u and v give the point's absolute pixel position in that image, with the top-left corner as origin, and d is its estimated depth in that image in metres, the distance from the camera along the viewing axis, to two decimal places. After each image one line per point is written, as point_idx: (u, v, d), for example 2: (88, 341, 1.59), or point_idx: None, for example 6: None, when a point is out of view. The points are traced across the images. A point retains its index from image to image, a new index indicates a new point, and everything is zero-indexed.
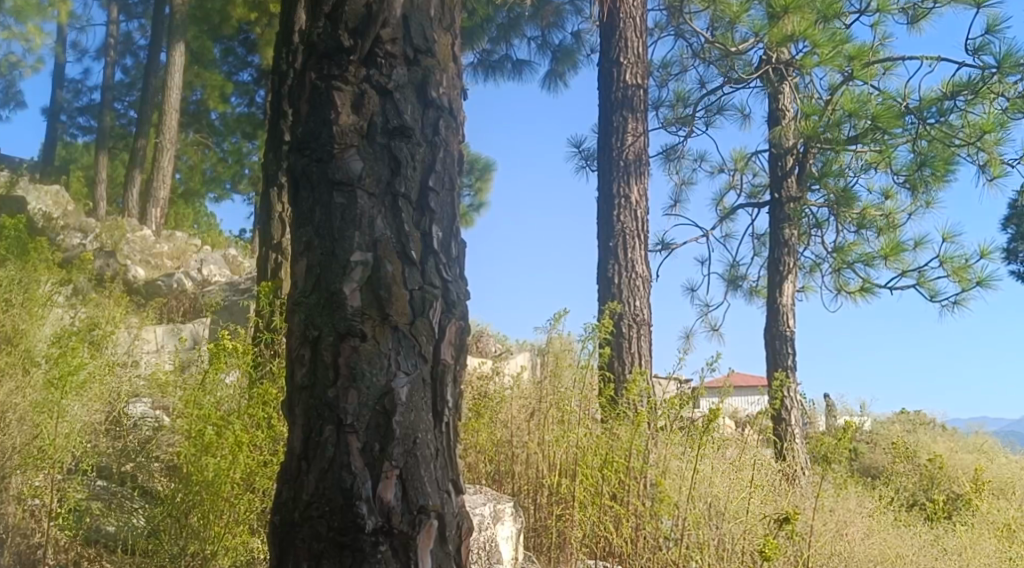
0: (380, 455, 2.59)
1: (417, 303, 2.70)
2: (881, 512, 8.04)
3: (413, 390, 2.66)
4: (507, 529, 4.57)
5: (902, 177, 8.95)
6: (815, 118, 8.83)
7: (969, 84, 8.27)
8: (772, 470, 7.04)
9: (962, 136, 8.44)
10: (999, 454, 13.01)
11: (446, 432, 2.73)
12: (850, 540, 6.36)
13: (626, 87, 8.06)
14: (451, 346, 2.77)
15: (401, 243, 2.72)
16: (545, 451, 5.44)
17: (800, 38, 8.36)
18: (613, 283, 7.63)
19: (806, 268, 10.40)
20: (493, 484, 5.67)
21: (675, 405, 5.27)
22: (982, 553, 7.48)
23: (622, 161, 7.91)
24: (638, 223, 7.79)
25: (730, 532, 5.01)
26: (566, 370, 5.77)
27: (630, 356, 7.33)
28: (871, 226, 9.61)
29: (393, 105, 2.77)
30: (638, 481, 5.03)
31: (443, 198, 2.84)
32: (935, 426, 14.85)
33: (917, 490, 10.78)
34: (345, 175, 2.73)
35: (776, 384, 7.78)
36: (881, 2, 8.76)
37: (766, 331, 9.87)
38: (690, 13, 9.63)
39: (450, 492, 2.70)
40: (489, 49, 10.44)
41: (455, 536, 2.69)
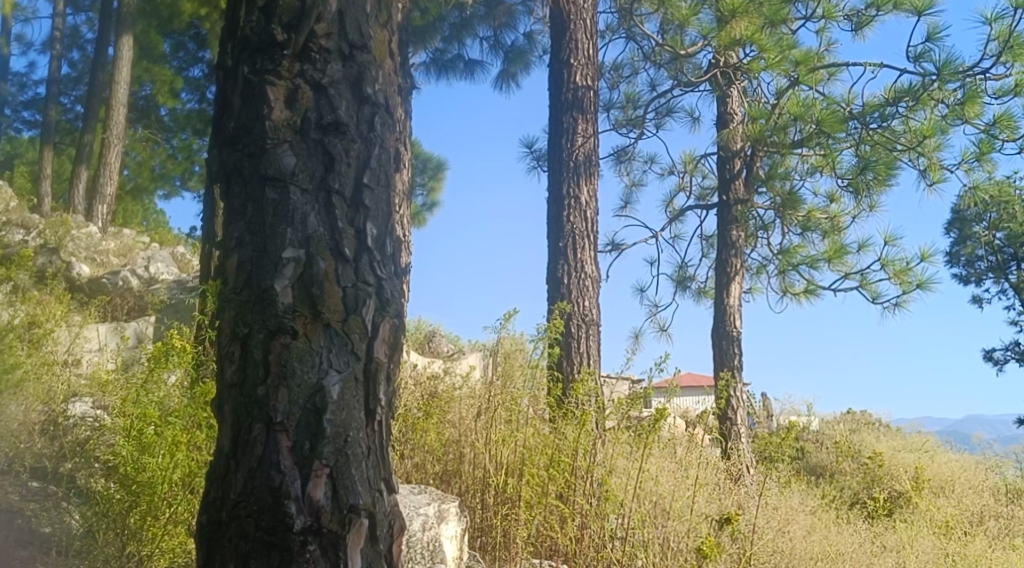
0: (310, 454, 2.56)
1: (350, 301, 2.68)
2: (822, 510, 8.15)
3: (344, 388, 2.64)
4: (451, 528, 4.56)
5: (845, 180, 9.07)
6: (762, 122, 8.96)
7: (910, 90, 8.42)
8: (717, 469, 7.12)
9: (903, 142, 8.60)
10: (938, 454, 13.26)
11: (379, 431, 2.72)
12: (791, 538, 6.45)
13: (576, 87, 8.09)
14: (385, 345, 2.76)
15: (334, 240, 2.70)
16: (490, 451, 5.27)
17: (748, 42, 8.48)
18: (562, 284, 7.65)
19: (753, 269, 10.53)
20: (440, 485, 5.51)
21: (623, 404, 5.53)
22: (920, 550, 7.61)
23: (572, 162, 7.93)
24: (587, 224, 7.81)
25: (674, 530, 5.23)
26: (523, 371, 5.71)
27: (579, 356, 7.35)
28: (815, 229, 9.81)
29: (327, 101, 2.75)
30: (584, 480, 5.08)
31: (378, 194, 2.82)
32: (878, 425, 15.10)
33: (859, 489, 10.96)
34: (278, 171, 2.70)
35: (721, 383, 7.87)
36: (826, 9, 8.89)
37: (714, 331, 9.96)
38: (641, 16, 9.67)
39: (382, 492, 2.69)
40: (442, 48, 10.35)
41: (387, 535, 2.68)
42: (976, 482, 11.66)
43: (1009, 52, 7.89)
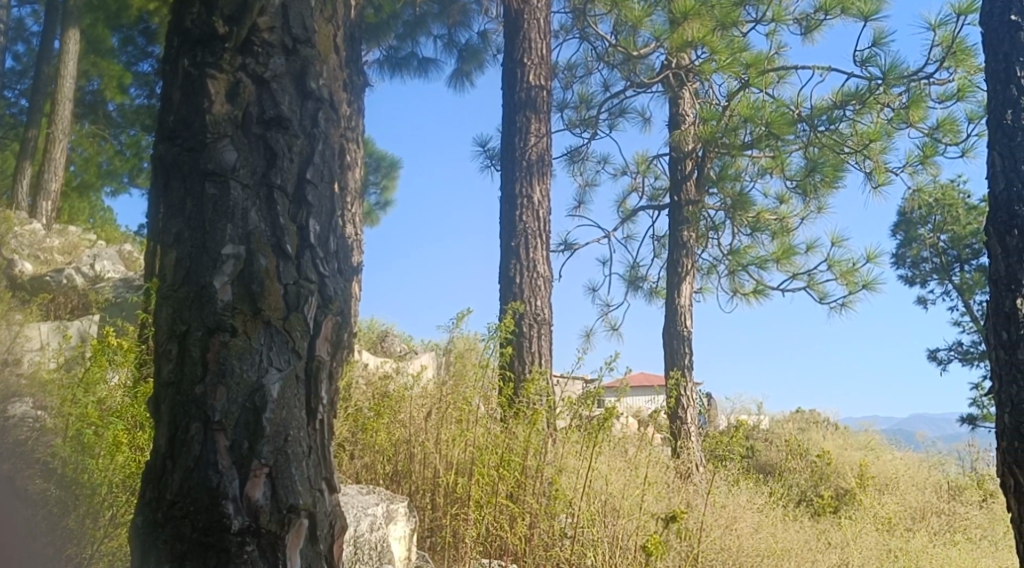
0: (249, 453, 2.53)
1: (291, 298, 2.65)
2: (770, 507, 8.23)
3: (285, 386, 2.61)
4: (399, 528, 4.53)
5: (794, 182, 9.22)
6: (713, 123, 9.03)
7: (856, 94, 8.53)
8: (665, 467, 7.17)
9: (850, 145, 8.73)
10: (883, 452, 13.49)
11: (320, 430, 2.69)
12: (738, 534, 6.50)
13: (530, 87, 8.09)
14: (326, 343, 2.73)
15: (276, 236, 2.67)
16: (441, 451, 5.23)
17: (699, 43, 8.57)
18: (513, 283, 7.65)
19: (703, 269, 10.62)
20: (389, 485, 5.31)
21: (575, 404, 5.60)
22: (864, 546, 7.72)
23: (525, 161, 7.92)
24: (540, 223, 7.82)
25: (624, 529, 5.32)
26: (476, 371, 5.68)
27: (530, 356, 7.36)
28: (765, 230, 9.93)
29: (270, 96, 2.72)
30: (535, 479, 5.19)
31: (321, 191, 2.80)
32: (826, 424, 15.31)
33: (806, 487, 11.11)
34: (218, 166, 2.65)
35: (672, 381, 7.93)
36: (776, 12, 8.98)
37: (665, 331, 10.03)
38: (594, 16, 9.67)
39: (323, 491, 2.66)
40: (396, 46, 10.27)
41: (327, 536, 2.65)
42: (919, 480, 11.88)
43: (952, 57, 8.03)
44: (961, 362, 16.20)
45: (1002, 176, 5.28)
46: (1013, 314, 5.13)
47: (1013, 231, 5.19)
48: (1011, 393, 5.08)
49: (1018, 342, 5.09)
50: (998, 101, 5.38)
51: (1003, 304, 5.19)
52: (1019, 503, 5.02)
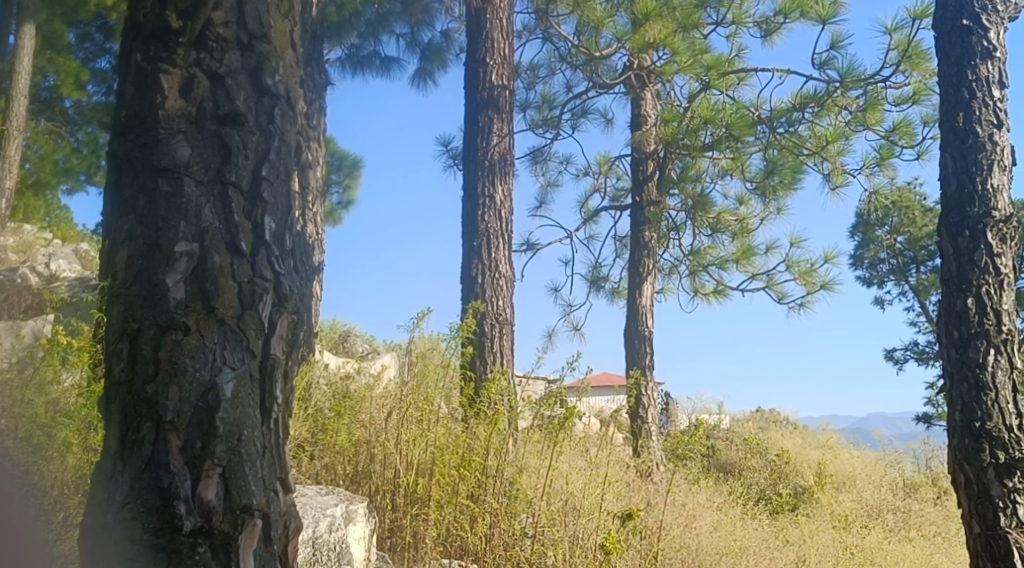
0: (201, 454, 2.50)
1: (245, 296, 2.62)
2: (729, 506, 8.29)
3: (239, 385, 2.58)
4: (358, 530, 4.49)
5: (753, 184, 9.30)
6: (674, 124, 9.08)
7: (815, 97, 8.62)
8: (626, 467, 7.20)
9: (809, 147, 8.82)
10: (841, 451, 13.66)
11: (274, 430, 2.67)
12: (698, 532, 6.53)
13: (492, 87, 8.08)
14: (282, 342, 2.70)
15: (229, 234, 2.64)
16: (400, 451, 5.13)
17: (660, 45, 8.61)
18: (476, 283, 7.63)
19: (664, 269, 10.68)
20: (350, 487, 5.26)
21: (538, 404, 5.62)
22: (821, 543, 7.81)
23: (487, 161, 7.90)
24: (502, 223, 7.81)
25: (584, 528, 5.34)
26: (437, 372, 5.57)
27: (492, 356, 7.34)
28: (725, 231, 10.00)
29: (224, 91, 2.68)
30: (495, 479, 5.19)
31: (277, 188, 2.77)
32: (785, 423, 15.47)
33: (765, 485, 11.20)
34: (171, 162, 2.61)
35: (633, 380, 7.96)
36: (736, 15, 9.04)
37: (626, 331, 10.07)
38: (557, 17, 9.68)
39: (277, 492, 2.64)
40: (357, 44, 10.19)
41: (281, 536, 2.62)
42: (876, 478, 12.03)
43: (908, 61, 8.14)
44: (917, 361, 16.44)
45: (953, 178, 5.37)
46: (964, 313, 5.21)
47: (963, 232, 5.28)
48: (962, 391, 5.17)
49: (969, 340, 5.18)
50: (950, 104, 5.46)
51: (954, 304, 5.27)
52: (969, 500, 5.11)
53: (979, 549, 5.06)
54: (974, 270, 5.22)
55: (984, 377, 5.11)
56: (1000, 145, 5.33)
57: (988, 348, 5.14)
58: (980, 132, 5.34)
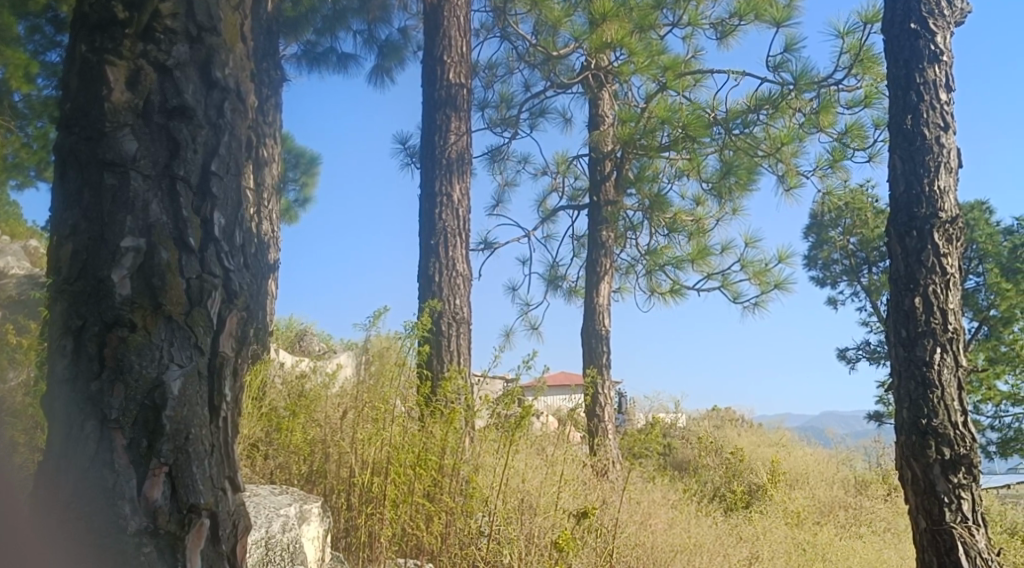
0: (148, 452, 2.46)
1: (194, 292, 2.59)
2: (684, 503, 8.35)
3: (187, 382, 2.54)
4: (312, 529, 4.46)
5: (709, 185, 9.36)
6: (631, 124, 9.11)
7: (770, 99, 8.72)
8: (582, 465, 7.22)
9: (764, 148, 8.91)
10: (794, 449, 13.82)
11: (223, 428, 2.63)
12: (653, 530, 6.57)
13: (449, 85, 8.06)
14: (230, 339, 2.68)
15: (178, 229, 2.60)
16: (355, 450, 5.05)
17: (617, 45, 8.60)
18: (433, 282, 7.60)
19: (621, 269, 10.72)
20: (305, 487, 5.22)
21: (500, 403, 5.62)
22: (774, 540, 7.90)
23: (444, 160, 7.88)
24: (459, 222, 7.79)
25: (540, 526, 5.38)
26: (393, 370, 5.51)
27: (449, 355, 7.32)
28: (681, 230, 10.05)
29: (173, 84, 2.64)
30: (451, 478, 5.21)
31: (226, 183, 2.74)
32: (740, 422, 15.61)
33: (719, 483, 11.29)
34: (117, 157, 2.56)
35: (589, 379, 7.99)
36: (692, 16, 9.12)
37: (583, 330, 10.09)
38: (515, 16, 9.67)
39: (226, 491, 2.61)
40: (314, 41, 10.07)
41: (229, 536, 2.60)
42: (827, 475, 12.19)
43: (860, 64, 8.26)
44: (869, 360, 16.70)
45: (902, 179, 5.45)
46: (911, 312, 5.29)
47: (911, 232, 5.36)
48: (909, 388, 5.24)
49: (916, 339, 5.26)
50: (899, 107, 5.54)
51: (902, 302, 5.34)
52: (916, 495, 5.19)
53: (925, 544, 5.15)
54: (922, 270, 5.30)
55: (930, 375, 5.19)
56: (946, 147, 5.42)
57: (935, 346, 5.22)
58: (928, 134, 5.42)
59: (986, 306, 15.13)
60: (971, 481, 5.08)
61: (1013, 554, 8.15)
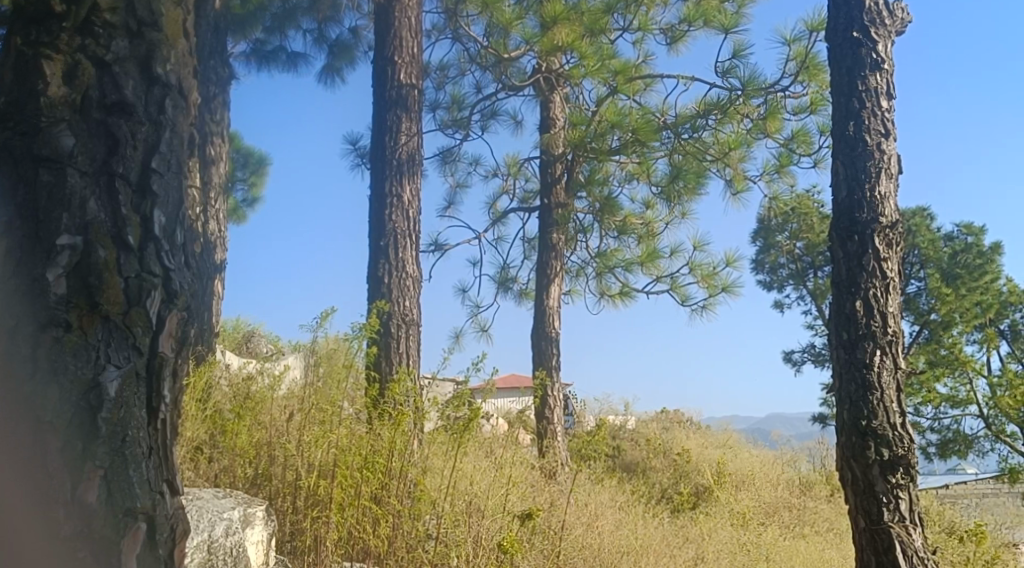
0: (82, 455, 2.40)
1: (133, 292, 2.54)
2: (632, 505, 8.38)
3: (124, 384, 2.49)
4: (256, 534, 4.39)
5: (659, 189, 9.44)
6: (582, 128, 9.15)
7: (718, 104, 8.79)
8: (530, 467, 7.23)
9: (712, 153, 9.01)
10: (741, 451, 13.98)
11: (160, 431, 2.60)
12: (600, 531, 6.58)
13: (400, 86, 8.02)
14: (170, 339, 2.65)
15: (116, 227, 2.55)
16: (302, 452, 4.99)
17: (568, 48, 8.68)
18: (382, 283, 7.55)
19: (572, 272, 10.76)
20: (250, 490, 5.09)
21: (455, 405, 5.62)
22: (720, 540, 7.97)
23: (395, 161, 7.84)
24: (409, 223, 7.75)
25: (487, 528, 5.36)
26: (342, 372, 5.50)
27: (398, 356, 7.28)
28: (631, 233, 10.12)
29: (112, 79, 2.59)
30: (398, 481, 5.15)
31: (168, 181, 2.71)
32: (689, 423, 15.74)
33: (667, 485, 11.37)
34: (54, 152, 2.48)
35: (538, 381, 7.99)
36: (643, 21, 9.17)
37: (533, 332, 10.10)
38: (467, 18, 9.63)
39: (163, 494, 2.57)
40: (263, 39, 9.98)
41: (167, 540, 2.56)
42: (773, 476, 12.34)
43: (805, 71, 8.37)
44: (814, 363, 16.95)
45: (844, 184, 5.54)
46: (853, 315, 5.37)
47: (853, 237, 5.45)
48: (850, 390, 5.32)
49: (857, 341, 5.34)
50: (842, 113, 5.63)
51: (844, 306, 5.43)
52: (855, 495, 5.27)
53: (864, 543, 5.23)
54: (863, 274, 5.39)
55: (870, 377, 5.27)
56: (887, 154, 5.52)
57: (875, 349, 5.30)
58: (870, 140, 5.52)
59: (927, 310, 15.46)
60: (909, 482, 5.17)
61: (950, 552, 8.32)
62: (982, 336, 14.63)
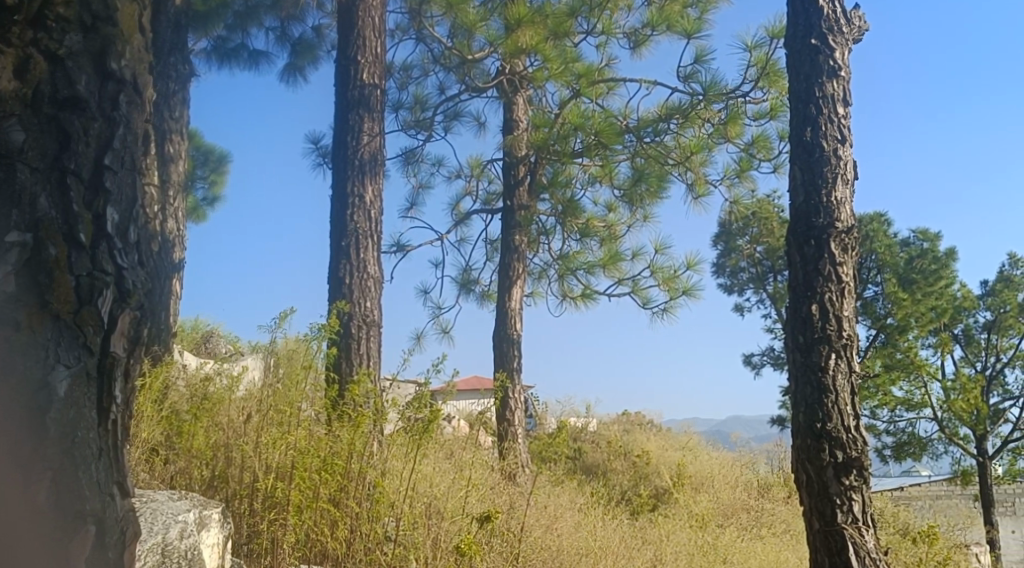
0: (30, 457, 2.34)
1: (84, 291, 2.50)
2: (592, 506, 8.40)
3: (74, 384, 2.45)
4: (212, 535, 4.36)
5: (621, 192, 9.49)
6: (545, 130, 9.16)
7: (680, 108, 8.85)
8: (490, 469, 7.22)
9: (674, 157, 9.08)
10: (700, 453, 14.06)
11: (111, 432, 2.57)
12: (559, 533, 6.58)
13: (363, 86, 7.97)
14: (122, 339, 2.62)
15: (68, 224, 2.50)
16: (260, 454, 4.95)
17: (532, 51, 8.70)
18: (343, 283, 7.50)
19: (534, 274, 10.78)
20: (205, 492, 4.96)
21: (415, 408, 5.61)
22: (678, 542, 8.01)
23: (357, 161, 7.79)
24: (371, 223, 7.71)
25: (446, 529, 5.36)
26: (301, 373, 5.46)
27: (358, 357, 7.24)
28: (593, 236, 10.15)
29: (64, 74, 2.54)
30: (357, 482, 5.15)
31: (120, 178, 2.68)
32: (649, 426, 15.82)
33: (627, 486, 11.41)
34: (3, 147, 2.41)
35: (499, 382, 7.99)
36: (606, 25, 9.18)
37: (495, 334, 10.09)
38: (431, 18, 9.61)
39: (114, 496, 2.54)
40: (224, 37, 9.88)
41: (117, 543, 2.52)
42: (731, 479, 12.44)
43: (766, 78, 8.45)
44: (773, 366, 17.12)
45: (801, 189, 5.60)
46: (809, 319, 5.43)
47: (810, 241, 5.52)
48: (805, 393, 5.38)
49: (812, 344, 5.40)
50: (799, 119, 5.69)
51: (800, 309, 5.48)
52: (810, 497, 5.33)
53: (818, 544, 5.27)
54: (819, 278, 5.45)
55: (825, 380, 5.33)
56: (843, 159, 5.59)
57: (830, 352, 5.36)
58: (827, 146, 5.58)
59: (884, 314, 15.68)
60: (862, 484, 5.24)
61: (903, 553, 8.44)
62: (937, 341, 14.84)
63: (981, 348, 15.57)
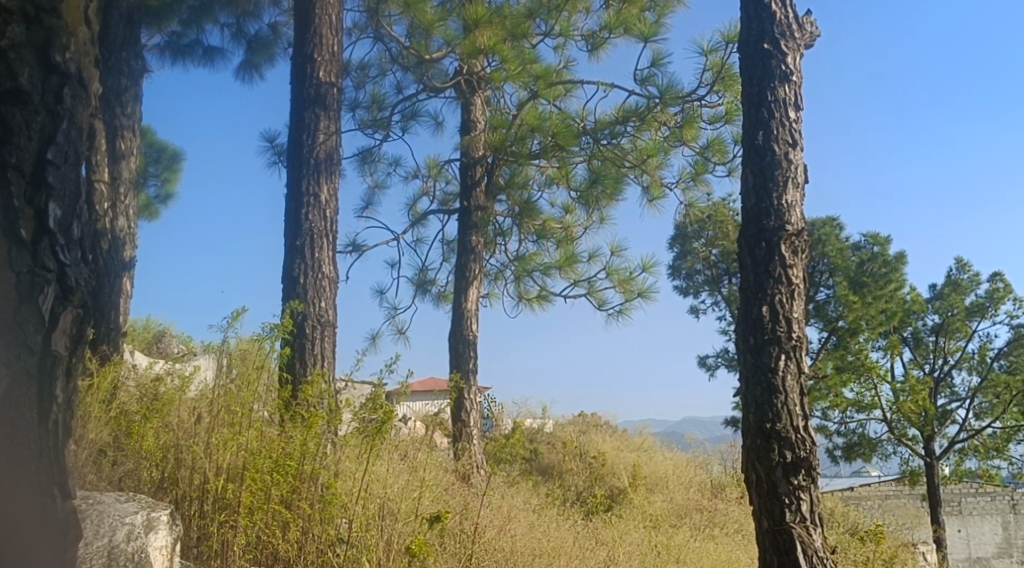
0: None
1: (24, 288, 2.44)
2: (546, 508, 8.39)
3: (12, 384, 2.40)
4: (160, 538, 4.27)
5: (578, 194, 9.52)
6: (503, 131, 9.14)
7: (636, 111, 8.90)
8: (445, 471, 7.18)
9: (631, 159, 9.10)
10: (655, 453, 14.15)
11: (53, 432, 2.50)
12: (512, 535, 6.56)
13: (319, 84, 7.91)
14: (65, 337, 2.55)
15: (9, 220, 2.44)
16: (210, 455, 4.89)
17: (489, 52, 8.65)
18: (298, 283, 7.42)
19: (490, 275, 10.76)
20: (155, 494, 4.88)
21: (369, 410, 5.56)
22: (631, 543, 8.03)
23: (312, 160, 7.73)
24: (326, 223, 7.64)
25: (399, 530, 5.32)
26: (254, 373, 5.36)
27: (312, 358, 7.18)
28: (550, 237, 10.16)
29: (6, 66, 2.48)
30: (308, 484, 5.12)
31: (64, 172, 2.61)
32: (605, 427, 15.87)
33: (582, 487, 11.42)
34: None
35: (454, 383, 7.96)
36: (564, 27, 9.21)
37: (451, 334, 10.06)
38: (388, 17, 9.56)
39: (56, 498, 2.48)
40: (179, 33, 9.76)
41: (57, 545, 2.47)
42: (685, 480, 12.51)
43: (721, 82, 8.53)
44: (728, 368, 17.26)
45: (753, 193, 5.65)
46: (760, 321, 5.48)
47: (761, 243, 5.57)
48: (756, 394, 5.42)
49: (763, 346, 5.45)
50: (752, 122, 5.74)
51: (752, 311, 5.52)
52: (760, 497, 5.37)
53: (767, 544, 5.33)
54: (770, 280, 5.50)
55: (775, 381, 5.38)
56: (795, 163, 5.65)
57: (780, 354, 5.41)
58: (778, 150, 5.64)
59: (836, 317, 15.88)
60: (810, 484, 5.29)
61: (852, 553, 8.53)
62: (886, 343, 15.05)
63: (929, 350, 15.83)
